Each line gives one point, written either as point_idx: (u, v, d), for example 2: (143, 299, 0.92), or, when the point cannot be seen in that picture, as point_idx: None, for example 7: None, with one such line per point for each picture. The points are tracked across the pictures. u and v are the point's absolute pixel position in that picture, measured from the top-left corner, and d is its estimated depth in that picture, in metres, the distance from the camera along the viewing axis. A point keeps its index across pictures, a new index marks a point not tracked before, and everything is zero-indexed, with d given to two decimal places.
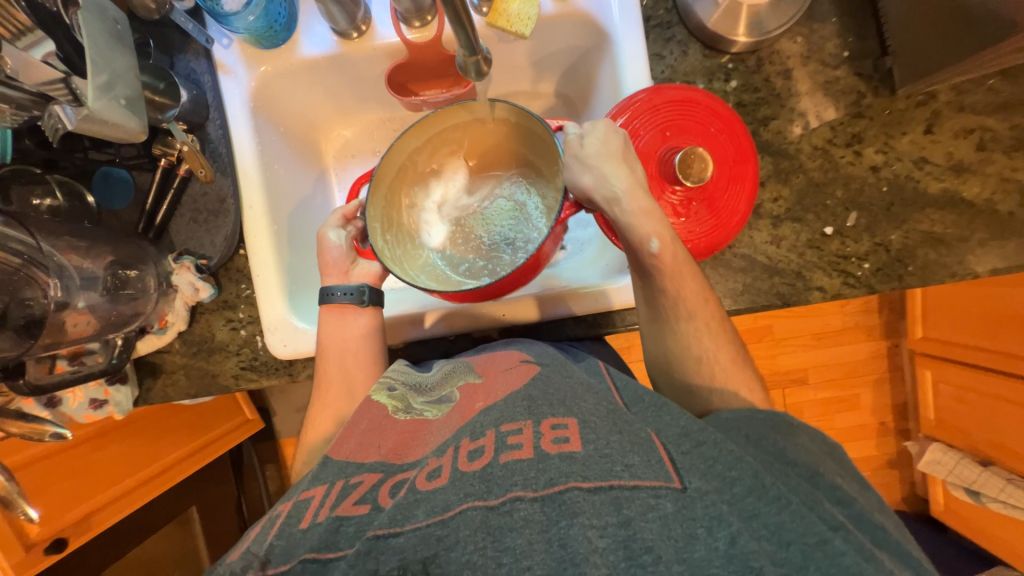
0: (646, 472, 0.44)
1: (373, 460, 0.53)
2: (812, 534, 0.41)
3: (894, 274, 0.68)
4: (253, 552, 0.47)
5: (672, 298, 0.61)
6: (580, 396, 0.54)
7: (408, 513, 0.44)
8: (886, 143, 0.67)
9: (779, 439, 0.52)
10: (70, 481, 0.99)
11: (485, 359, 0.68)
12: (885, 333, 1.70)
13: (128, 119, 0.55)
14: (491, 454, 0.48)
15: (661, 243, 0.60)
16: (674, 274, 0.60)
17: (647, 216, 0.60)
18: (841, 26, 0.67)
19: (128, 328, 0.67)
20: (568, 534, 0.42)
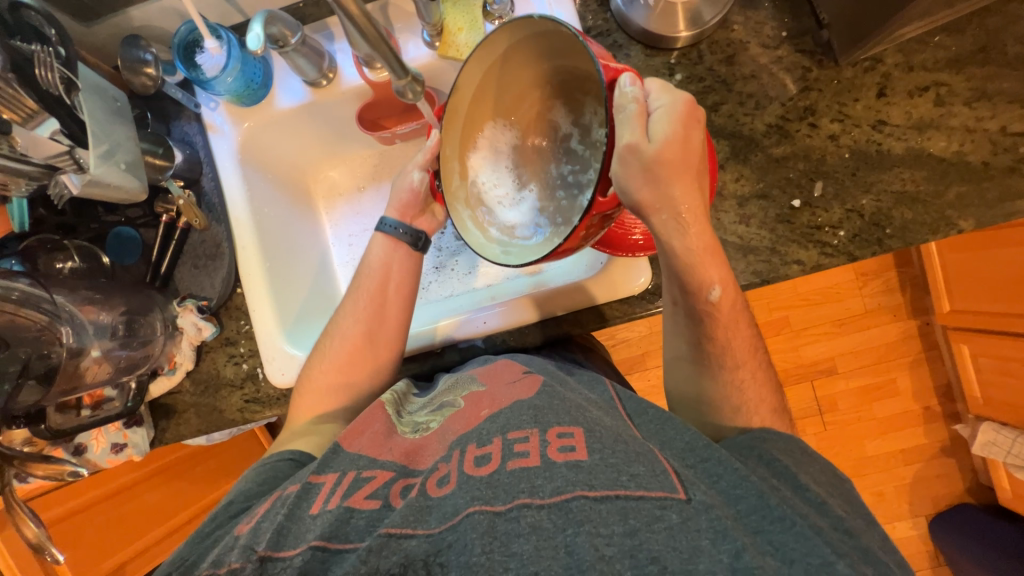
0: (652, 482, 0.44)
1: (386, 459, 0.55)
2: (813, 569, 0.39)
3: (872, 238, 0.67)
4: (264, 531, 0.50)
5: (720, 348, 0.61)
6: (588, 408, 0.55)
7: (420, 517, 0.46)
8: (840, 112, 0.68)
9: (790, 463, 0.51)
10: (105, 532, 1.04)
11: (486, 367, 0.68)
12: (913, 312, 1.61)
13: (126, 179, 0.62)
14: (498, 460, 0.49)
15: (721, 292, 0.58)
16: (727, 324, 0.60)
17: (709, 261, 0.57)
18: (775, 9, 0.69)
19: (140, 371, 0.73)
20: (574, 541, 0.41)
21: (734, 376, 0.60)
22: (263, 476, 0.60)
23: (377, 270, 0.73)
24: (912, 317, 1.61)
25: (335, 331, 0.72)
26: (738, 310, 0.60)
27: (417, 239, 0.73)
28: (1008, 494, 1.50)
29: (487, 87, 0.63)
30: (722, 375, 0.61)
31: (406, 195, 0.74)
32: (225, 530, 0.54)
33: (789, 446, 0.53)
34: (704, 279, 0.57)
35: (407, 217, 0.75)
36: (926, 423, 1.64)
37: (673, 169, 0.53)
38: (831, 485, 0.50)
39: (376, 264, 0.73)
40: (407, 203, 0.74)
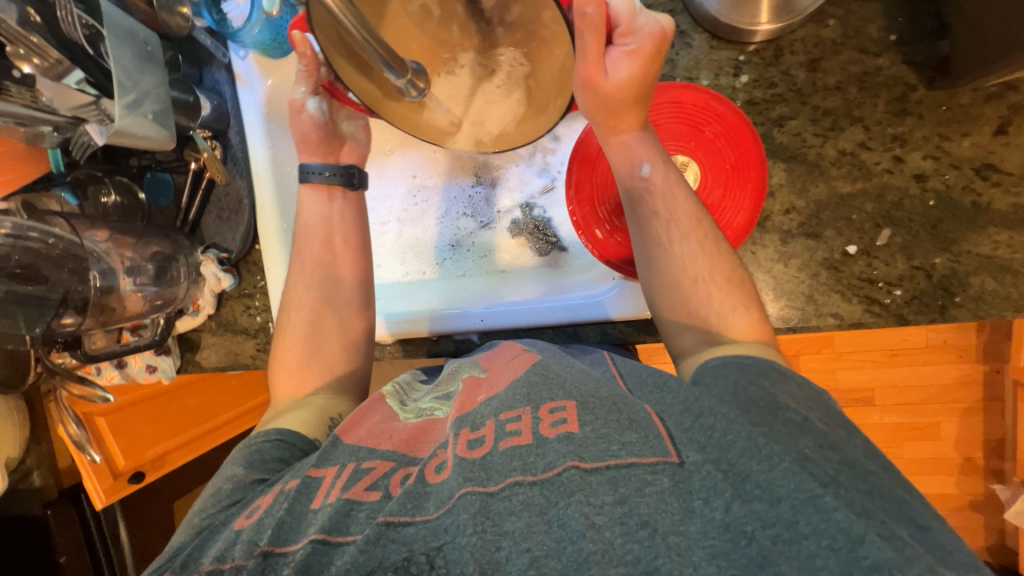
0: (644, 449, 0.41)
1: (385, 448, 0.53)
2: (802, 490, 0.37)
3: (934, 304, 0.57)
4: (264, 522, 0.48)
5: (665, 220, 0.56)
6: (582, 381, 0.50)
7: (418, 503, 0.44)
8: (939, 147, 0.56)
9: (768, 385, 0.46)
10: (148, 426, 1.17)
11: (491, 354, 0.66)
12: (983, 356, 1.43)
13: (154, 130, 0.64)
14: (491, 442, 0.46)
15: (651, 166, 0.56)
16: (665, 193, 0.56)
17: (642, 142, 0.57)
18: (888, 3, 0.55)
19: (169, 309, 0.78)
20: (566, 514, 0.39)
21: (681, 248, 0.55)
22: (252, 459, 0.58)
23: (317, 224, 0.70)
24: (982, 362, 1.43)
25: (290, 304, 0.70)
26: (685, 192, 0.57)
27: (350, 176, 0.71)
28: None
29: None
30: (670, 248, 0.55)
31: (308, 127, 0.68)
32: (222, 522, 0.51)
33: (763, 370, 0.48)
34: (629, 158, 0.57)
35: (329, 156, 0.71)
36: (960, 475, 1.51)
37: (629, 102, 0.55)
38: (808, 401, 0.46)
39: (315, 221, 0.70)
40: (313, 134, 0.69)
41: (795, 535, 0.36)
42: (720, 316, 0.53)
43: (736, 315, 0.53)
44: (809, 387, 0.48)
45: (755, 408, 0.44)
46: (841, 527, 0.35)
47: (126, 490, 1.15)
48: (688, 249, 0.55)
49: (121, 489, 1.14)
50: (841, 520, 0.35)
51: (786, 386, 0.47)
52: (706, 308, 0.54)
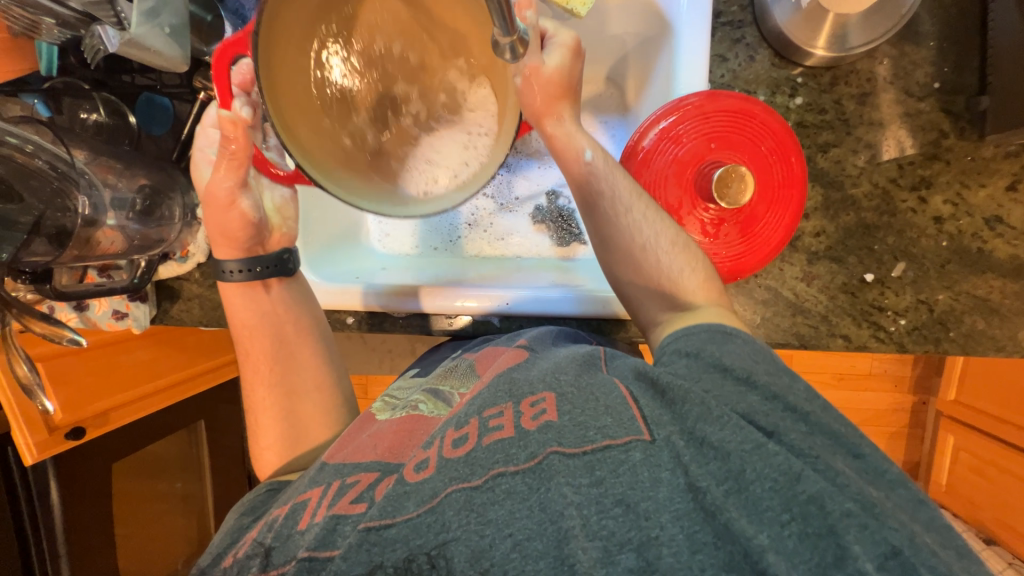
0: (618, 430, 0.41)
1: (369, 460, 0.49)
2: (748, 441, 0.38)
3: (931, 336, 0.63)
4: (259, 539, 0.47)
5: (610, 198, 0.55)
6: (561, 367, 0.49)
7: (398, 504, 0.42)
8: (958, 194, 0.60)
9: (716, 352, 0.45)
10: (92, 378, 1.04)
11: (483, 352, 0.64)
12: (914, 388, 1.56)
13: (169, 47, 0.56)
14: (475, 438, 0.44)
15: (592, 149, 0.56)
16: (608, 174, 0.55)
17: (579, 130, 0.57)
18: (937, 53, 0.59)
19: (152, 252, 0.69)
20: (547, 497, 0.39)
21: (629, 220, 0.55)
22: (241, 509, 0.54)
23: (262, 321, 0.62)
24: (911, 393, 1.56)
25: (253, 404, 0.62)
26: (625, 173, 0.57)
27: (283, 260, 0.63)
28: None
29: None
30: (617, 217, 0.55)
31: (235, 224, 0.59)
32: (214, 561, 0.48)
33: (709, 334, 0.47)
34: (571, 146, 0.56)
35: (258, 246, 0.62)
36: None
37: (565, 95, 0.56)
38: (756, 356, 0.45)
39: (256, 318, 0.62)
40: (241, 228, 0.60)
41: (745, 485, 0.37)
42: (676, 277, 0.53)
43: (691, 274, 0.53)
44: (757, 343, 0.47)
45: (706, 374, 0.44)
46: (780, 470, 0.37)
47: (63, 447, 1.01)
48: (636, 221, 0.54)
49: (57, 445, 1.00)
50: (780, 462, 0.37)
51: (732, 345, 0.46)
52: (660, 274, 0.54)
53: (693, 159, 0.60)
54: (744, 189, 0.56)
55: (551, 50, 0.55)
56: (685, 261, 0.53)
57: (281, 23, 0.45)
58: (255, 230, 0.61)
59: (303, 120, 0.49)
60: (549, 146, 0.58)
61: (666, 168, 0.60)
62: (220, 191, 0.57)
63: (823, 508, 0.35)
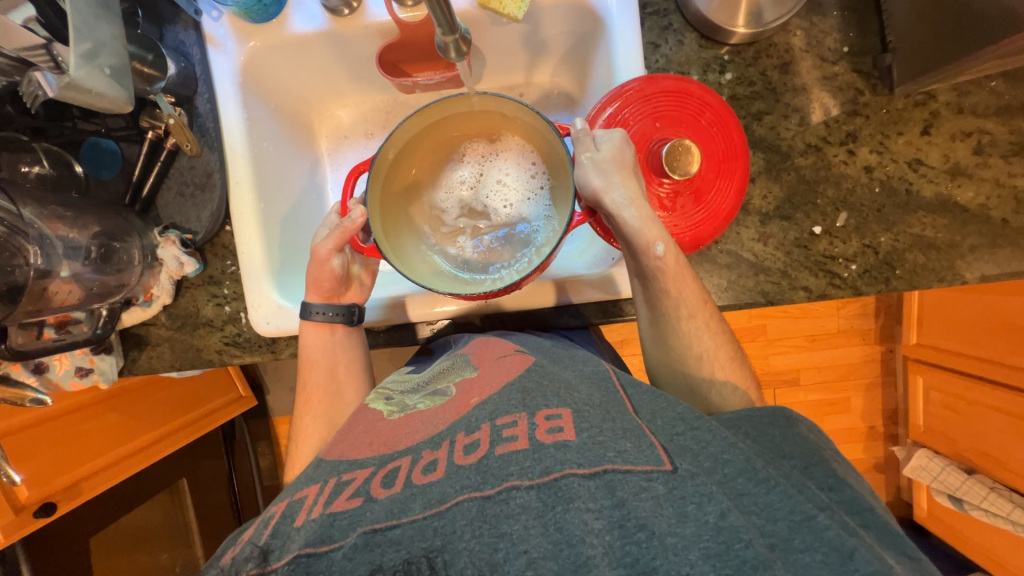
0: (638, 457, 0.42)
1: (366, 456, 0.50)
2: (798, 511, 0.39)
3: (881, 277, 0.67)
4: (252, 544, 0.45)
5: (675, 300, 0.58)
6: (575, 387, 0.52)
7: (405, 506, 0.43)
8: (881, 143, 0.66)
9: (779, 435, 0.48)
10: (59, 449, 0.98)
11: (480, 346, 0.65)
12: (879, 338, 1.65)
13: (111, 88, 0.55)
14: (487, 446, 0.45)
15: (666, 247, 0.56)
16: (677, 278, 0.57)
17: (653, 221, 0.57)
18: (842, 20, 0.66)
19: (113, 299, 0.66)
20: (565, 518, 0.39)
21: (689, 325, 0.58)
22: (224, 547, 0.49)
23: (318, 362, 0.67)
24: (879, 343, 1.65)
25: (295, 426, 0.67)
26: (684, 266, 0.58)
27: (352, 315, 0.67)
28: (923, 513, 1.66)
29: (414, 149, 0.65)
30: (667, 304, 0.58)
31: (327, 279, 0.65)
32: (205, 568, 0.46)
33: (771, 417, 0.50)
34: (644, 237, 0.56)
35: (333, 298, 0.68)
36: (867, 442, 1.73)
37: (622, 170, 0.58)
38: (818, 446, 0.48)
39: (316, 356, 0.67)
40: (325, 285, 0.66)
41: (790, 547, 0.37)
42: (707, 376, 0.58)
43: (721, 383, 0.57)
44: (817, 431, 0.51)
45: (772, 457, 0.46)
46: (832, 544, 0.37)
47: (28, 530, 0.90)
48: (696, 327, 0.58)
49: (21, 529, 0.90)
50: (833, 538, 0.37)
51: (795, 431, 0.49)
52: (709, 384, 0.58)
53: (642, 140, 0.64)
54: (692, 162, 0.60)
55: (603, 143, 0.59)
56: (715, 369, 0.58)
57: (397, 166, 0.64)
58: (339, 287, 0.67)
59: (392, 231, 0.64)
60: (625, 227, 0.57)
61: None
62: (321, 250, 0.63)
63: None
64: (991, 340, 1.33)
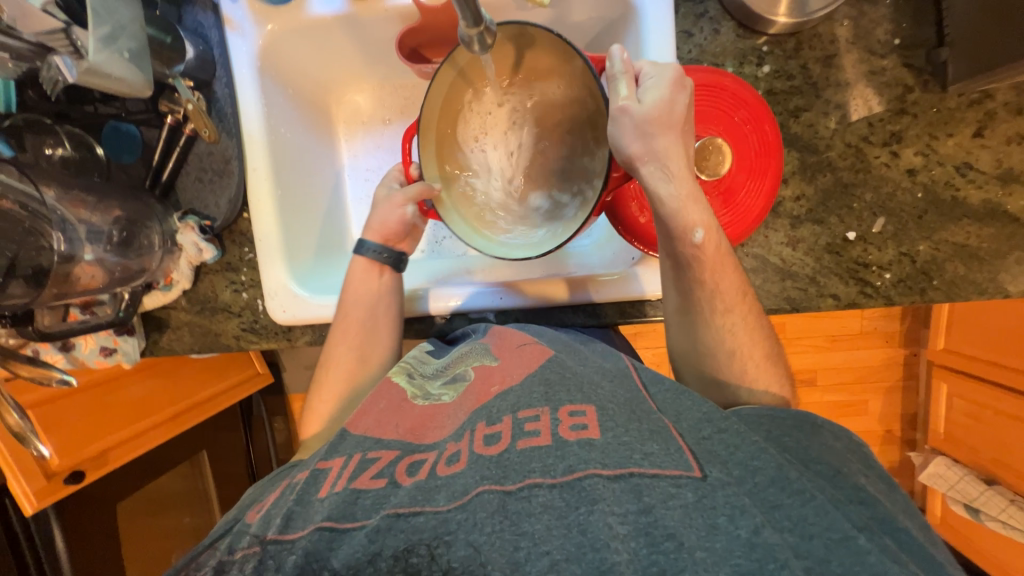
0: (666, 461, 0.41)
1: (391, 438, 0.51)
2: (835, 531, 0.37)
3: (916, 287, 0.64)
4: (272, 515, 0.47)
5: (709, 291, 0.55)
6: (598, 382, 0.51)
7: (429, 495, 0.43)
8: (928, 145, 0.62)
9: (802, 440, 0.47)
10: (86, 419, 1.02)
11: (500, 338, 0.63)
12: (904, 341, 1.60)
13: (131, 72, 0.55)
14: (509, 439, 0.46)
15: (705, 234, 0.53)
16: (714, 266, 0.54)
17: (693, 201, 0.53)
18: (895, 9, 0.61)
19: (134, 282, 0.68)
20: (588, 520, 0.39)
21: (724, 319, 0.55)
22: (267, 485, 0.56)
23: (359, 301, 0.67)
24: (902, 346, 1.60)
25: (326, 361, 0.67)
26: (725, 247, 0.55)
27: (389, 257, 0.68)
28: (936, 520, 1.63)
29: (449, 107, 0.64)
30: (704, 292, 0.55)
31: (394, 224, 0.67)
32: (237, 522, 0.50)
33: (796, 421, 0.48)
34: (684, 223, 0.53)
35: (389, 242, 0.69)
36: (884, 445, 1.69)
37: (662, 129, 0.53)
38: (846, 453, 0.47)
39: (358, 297, 0.67)
40: (389, 231, 0.68)
41: (827, 571, 0.35)
42: (734, 369, 0.55)
43: (750, 375, 0.54)
44: (847, 439, 0.49)
45: (797, 459, 0.44)
46: (876, 573, 0.34)
47: (62, 494, 0.97)
48: (730, 321, 0.55)
49: (56, 492, 0.96)
50: (876, 563, 0.35)
51: (821, 439, 0.47)
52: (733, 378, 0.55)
53: None
54: (723, 160, 0.60)
55: (647, 91, 0.54)
56: (746, 363, 0.55)
57: (444, 126, 0.65)
58: (400, 233, 0.69)
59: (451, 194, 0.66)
60: (662, 205, 0.53)
61: None
62: (396, 197, 0.66)
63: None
64: (1016, 347, 1.29)
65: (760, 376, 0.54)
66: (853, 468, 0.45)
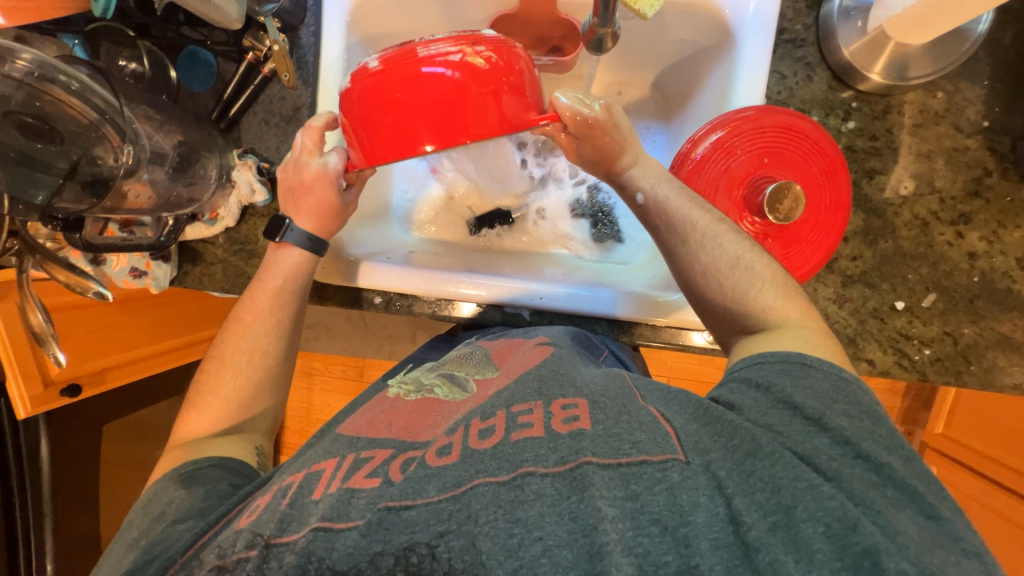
0: (653, 448, 0.42)
1: (385, 437, 0.50)
2: (800, 479, 0.40)
3: (952, 368, 0.64)
4: (262, 521, 0.43)
5: (669, 229, 0.57)
6: (594, 379, 0.52)
7: (420, 487, 0.41)
8: (995, 232, 0.62)
9: (787, 385, 0.47)
10: (96, 335, 1.01)
11: (504, 345, 0.66)
12: (903, 419, 1.57)
13: (229, 3, 0.58)
14: (502, 432, 0.45)
15: (647, 194, 0.58)
16: (663, 210, 0.57)
17: (643, 168, 0.59)
18: (990, 92, 0.61)
19: (182, 211, 0.67)
20: (579, 508, 0.38)
21: (689, 247, 0.56)
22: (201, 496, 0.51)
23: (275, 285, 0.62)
24: (899, 424, 1.56)
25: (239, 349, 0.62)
26: (684, 197, 0.57)
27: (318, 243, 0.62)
28: None
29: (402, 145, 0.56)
30: (686, 250, 0.56)
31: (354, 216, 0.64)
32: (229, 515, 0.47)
33: (786, 365, 0.48)
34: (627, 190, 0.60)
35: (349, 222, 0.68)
36: None
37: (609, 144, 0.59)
38: (833, 394, 0.46)
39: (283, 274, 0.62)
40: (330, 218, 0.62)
41: (791, 518, 0.38)
42: (744, 294, 0.54)
43: (760, 291, 0.54)
44: (836, 376, 0.47)
45: (774, 409, 0.46)
46: (835, 514, 0.37)
47: (55, 403, 0.96)
48: (701, 244, 0.55)
49: (50, 401, 0.95)
50: (835, 507, 0.38)
51: (808, 379, 0.47)
52: (725, 295, 0.55)
53: (744, 174, 0.60)
54: (796, 208, 0.56)
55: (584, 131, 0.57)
56: (752, 280, 0.54)
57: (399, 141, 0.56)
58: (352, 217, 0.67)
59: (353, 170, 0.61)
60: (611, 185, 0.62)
61: (718, 178, 0.60)
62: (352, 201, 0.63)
63: (878, 564, 0.35)
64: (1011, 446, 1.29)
65: (776, 292, 0.54)
66: (834, 410, 0.45)
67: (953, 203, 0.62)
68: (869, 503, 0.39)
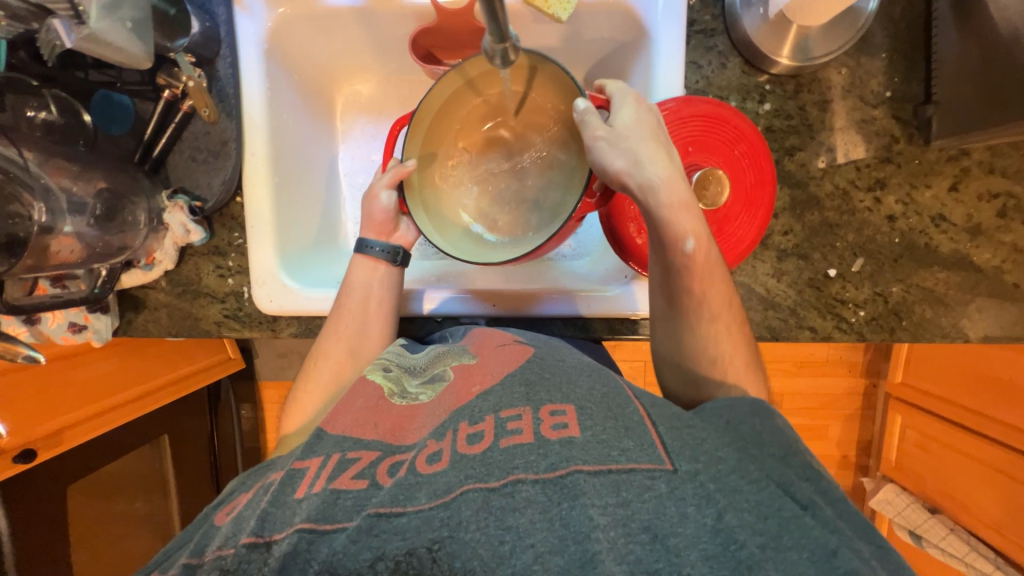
0: (640, 455, 0.39)
1: (371, 438, 0.48)
2: (784, 507, 0.38)
3: (886, 326, 0.68)
4: (244, 518, 0.45)
5: (697, 299, 0.53)
6: (576, 379, 0.49)
7: (409, 494, 0.39)
8: (908, 194, 0.66)
9: (757, 426, 0.45)
10: (43, 399, 0.96)
11: (481, 338, 0.62)
12: (866, 372, 1.64)
13: (132, 43, 0.55)
14: (490, 438, 0.42)
15: (695, 242, 0.52)
16: (704, 271, 0.53)
17: (684, 210, 0.52)
18: (889, 63, 0.64)
19: (114, 260, 0.64)
20: (570, 514, 0.37)
21: (710, 329, 0.53)
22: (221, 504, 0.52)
23: (355, 288, 0.67)
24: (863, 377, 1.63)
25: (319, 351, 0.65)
26: (721, 265, 0.54)
27: (396, 257, 0.67)
28: None
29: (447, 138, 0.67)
30: (702, 328, 0.53)
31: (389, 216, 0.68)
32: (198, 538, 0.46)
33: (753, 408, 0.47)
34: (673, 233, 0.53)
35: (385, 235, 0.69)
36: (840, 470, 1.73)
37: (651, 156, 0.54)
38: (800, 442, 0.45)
39: (357, 286, 0.67)
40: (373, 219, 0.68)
41: (780, 545, 0.35)
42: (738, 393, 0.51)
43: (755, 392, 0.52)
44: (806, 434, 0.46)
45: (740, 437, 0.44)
46: (817, 543, 0.35)
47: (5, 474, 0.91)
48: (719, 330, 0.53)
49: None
50: (817, 536, 0.36)
51: (774, 423, 0.45)
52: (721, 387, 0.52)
53: None
54: (721, 192, 0.60)
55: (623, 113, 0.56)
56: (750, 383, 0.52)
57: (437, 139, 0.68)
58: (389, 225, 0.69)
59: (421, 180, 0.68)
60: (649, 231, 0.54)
61: None
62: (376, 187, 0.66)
63: None
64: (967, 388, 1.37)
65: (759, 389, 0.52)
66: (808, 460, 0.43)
67: (870, 170, 0.66)
68: (842, 531, 0.37)
